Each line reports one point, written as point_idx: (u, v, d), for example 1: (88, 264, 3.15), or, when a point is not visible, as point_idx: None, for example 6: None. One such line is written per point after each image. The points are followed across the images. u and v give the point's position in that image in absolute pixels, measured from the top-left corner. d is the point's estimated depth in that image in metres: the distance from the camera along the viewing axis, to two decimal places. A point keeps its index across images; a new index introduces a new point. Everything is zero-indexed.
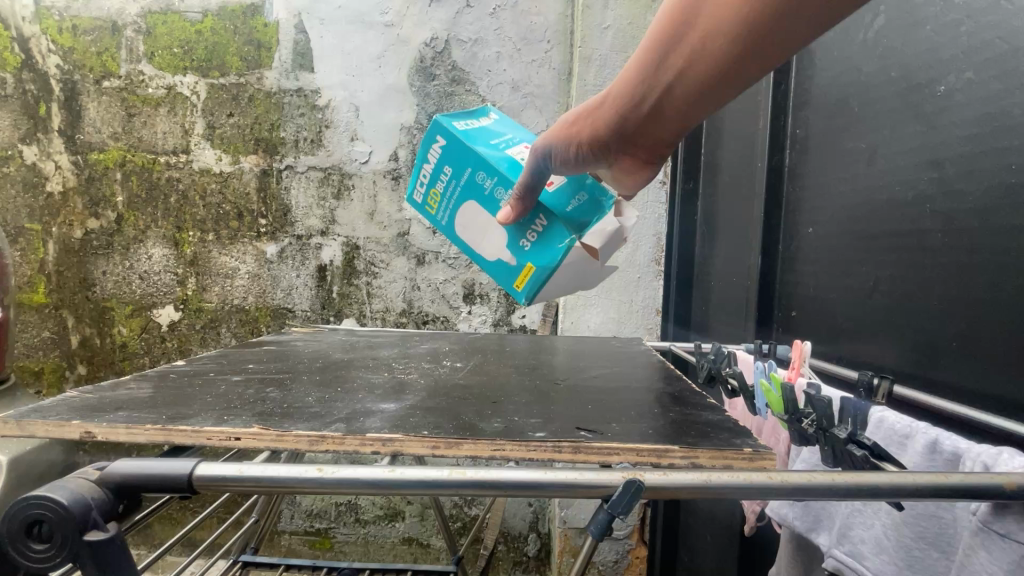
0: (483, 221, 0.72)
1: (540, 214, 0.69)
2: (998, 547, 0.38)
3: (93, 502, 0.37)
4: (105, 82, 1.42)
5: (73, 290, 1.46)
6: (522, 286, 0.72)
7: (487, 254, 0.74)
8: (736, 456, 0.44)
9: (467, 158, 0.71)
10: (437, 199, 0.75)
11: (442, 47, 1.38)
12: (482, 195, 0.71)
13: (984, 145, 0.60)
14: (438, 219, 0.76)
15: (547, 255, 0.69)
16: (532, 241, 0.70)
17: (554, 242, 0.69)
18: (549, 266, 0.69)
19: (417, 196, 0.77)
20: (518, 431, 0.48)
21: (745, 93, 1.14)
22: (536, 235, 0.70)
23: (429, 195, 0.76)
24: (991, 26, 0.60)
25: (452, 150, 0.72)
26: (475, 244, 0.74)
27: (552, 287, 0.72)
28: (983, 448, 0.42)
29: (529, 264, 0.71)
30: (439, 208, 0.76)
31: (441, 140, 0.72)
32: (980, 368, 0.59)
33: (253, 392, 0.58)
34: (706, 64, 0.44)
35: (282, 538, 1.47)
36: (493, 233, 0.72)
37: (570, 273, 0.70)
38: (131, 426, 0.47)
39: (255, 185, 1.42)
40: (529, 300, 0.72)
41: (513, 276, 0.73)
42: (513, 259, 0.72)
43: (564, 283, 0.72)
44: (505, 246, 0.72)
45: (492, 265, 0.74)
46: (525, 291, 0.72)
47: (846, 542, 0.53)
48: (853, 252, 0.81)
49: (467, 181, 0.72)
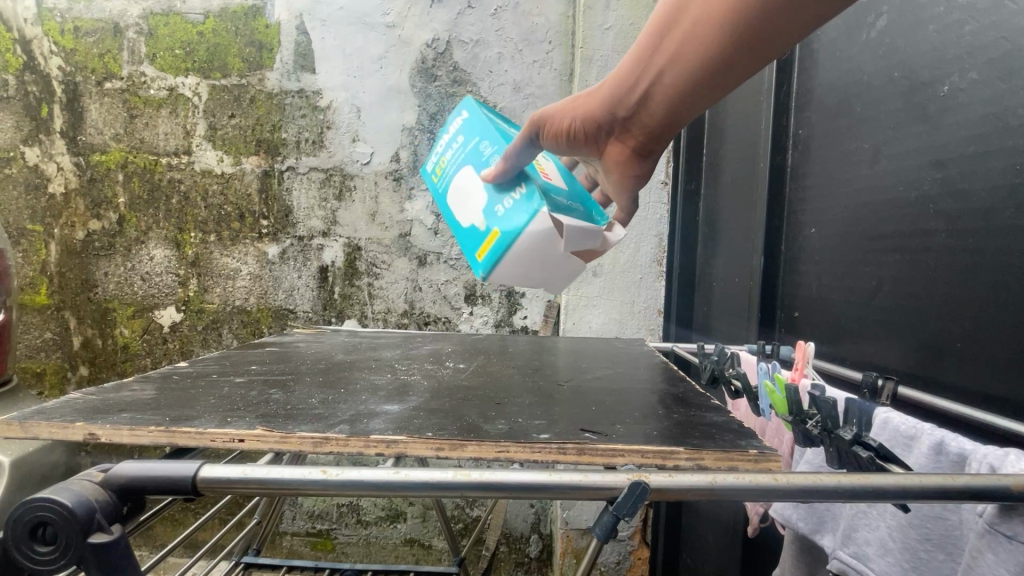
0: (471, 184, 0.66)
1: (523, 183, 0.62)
2: (1005, 549, 0.38)
3: (97, 505, 0.37)
4: (107, 84, 1.42)
5: (76, 291, 1.46)
6: (482, 256, 0.62)
7: (465, 220, 0.66)
8: (742, 458, 0.44)
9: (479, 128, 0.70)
10: (442, 166, 0.73)
11: (444, 48, 1.38)
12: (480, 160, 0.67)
13: (988, 145, 0.60)
14: (438, 187, 0.73)
15: (513, 223, 0.59)
16: (506, 206, 0.61)
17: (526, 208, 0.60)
18: (514, 233, 0.59)
19: (428, 164, 0.76)
20: (522, 433, 0.48)
21: (747, 93, 1.14)
22: (511, 203, 0.61)
23: (437, 163, 0.74)
24: (995, 26, 0.60)
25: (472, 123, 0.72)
26: (458, 209, 0.68)
27: (514, 267, 0.61)
28: (990, 450, 0.42)
29: (494, 231, 0.61)
30: (442, 174, 0.73)
31: (465, 114, 0.73)
32: (984, 368, 0.59)
33: (256, 393, 0.58)
34: (699, 47, 0.45)
35: (284, 539, 1.46)
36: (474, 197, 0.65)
37: (536, 252, 0.60)
38: (135, 428, 0.47)
39: (256, 186, 1.42)
40: (486, 274, 0.62)
41: (477, 245, 0.64)
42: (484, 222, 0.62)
43: (526, 268, 0.61)
44: (480, 210, 0.64)
45: (466, 232, 0.66)
46: (485, 262, 0.62)
47: (851, 544, 0.53)
48: (856, 252, 0.81)
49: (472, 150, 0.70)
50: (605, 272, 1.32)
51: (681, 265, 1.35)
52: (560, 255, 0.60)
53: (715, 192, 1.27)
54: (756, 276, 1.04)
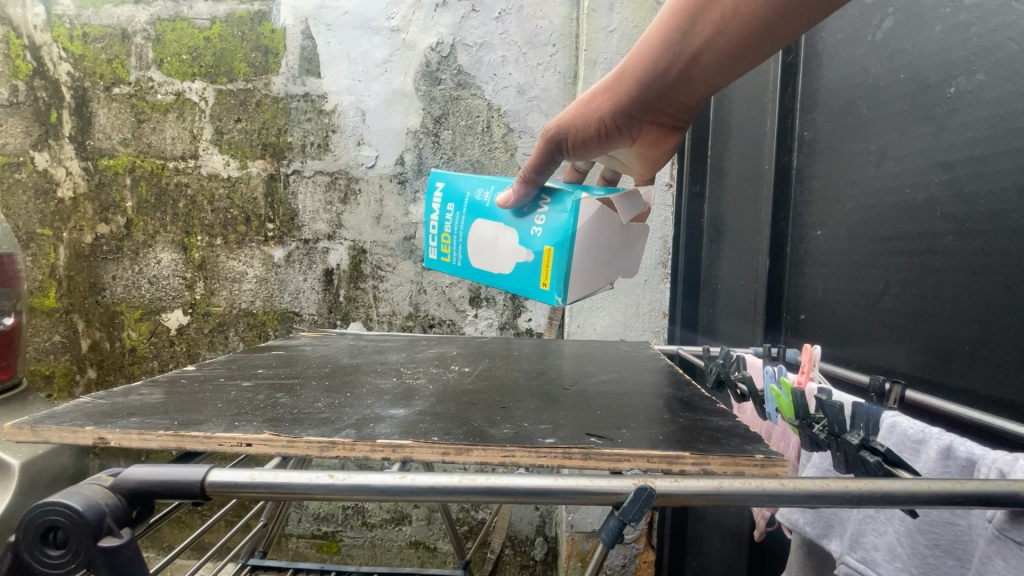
0: (493, 230, 0.78)
1: (543, 195, 0.76)
2: (1014, 555, 0.38)
3: (107, 509, 0.37)
4: (115, 89, 1.44)
5: (84, 294, 1.47)
6: (550, 282, 0.74)
7: (506, 266, 0.78)
8: (748, 463, 0.44)
9: (463, 188, 0.80)
10: (448, 242, 0.82)
11: (448, 52, 1.38)
12: (485, 210, 0.79)
13: (996, 147, 0.60)
14: (456, 262, 0.82)
15: (557, 237, 0.73)
16: (541, 227, 0.75)
17: (560, 220, 0.73)
18: (565, 245, 0.73)
19: (432, 251, 0.84)
20: (527, 437, 0.48)
21: (751, 95, 1.14)
22: (543, 221, 0.75)
23: (442, 243, 0.83)
24: (1003, 27, 0.60)
25: (451, 192, 0.81)
26: (497, 263, 0.78)
27: (578, 271, 0.74)
28: (999, 455, 0.42)
29: (547, 253, 0.74)
30: (453, 251, 0.82)
31: (440, 184, 0.82)
32: (993, 372, 0.59)
33: (263, 397, 0.59)
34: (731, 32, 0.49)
35: (290, 541, 1.47)
36: (505, 240, 0.77)
37: (590, 246, 0.74)
38: (144, 432, 0.47)
39: (262, 190, 1.43)
40: (562, 294, 0.73)
41: (538, 275, 0.76)
42: (530, 254, 0.76)
43: (596, 258, 0.75)
44: (518, 244, 0.76)
45: (515, 275, 0.77)
46: (555, 286, 0.74)
47: (858, 548, 0.53)
48: (863, 255, 0.80)
49: (469, 208, 0.80)
50: None
51: (686, 268, 1.35)
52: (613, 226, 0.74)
53: (720, 195, 1.27)
54: (762, 278, 1.04)
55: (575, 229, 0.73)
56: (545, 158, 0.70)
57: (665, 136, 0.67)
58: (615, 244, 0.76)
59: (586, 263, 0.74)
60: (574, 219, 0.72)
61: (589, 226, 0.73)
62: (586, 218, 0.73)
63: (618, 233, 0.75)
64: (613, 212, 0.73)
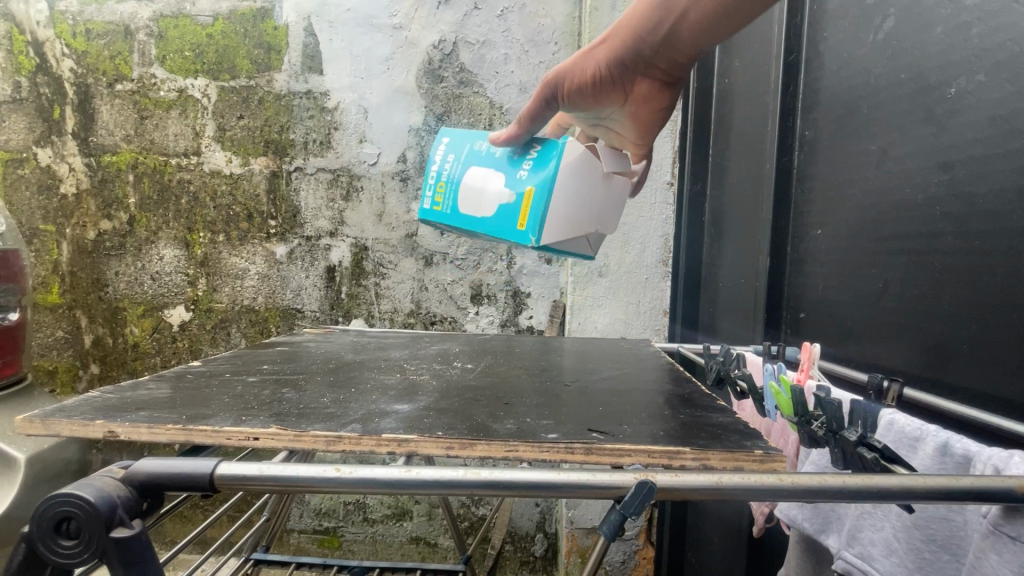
0: (484, 175, 0.73)
1: (536, 142, 0.72)
2: (1009, 550, 0.39)
3: (119, 501, 0.38)
4: (118, 86, 1.44)
5: (87, 290, 1.48)
6: (526, 223, 0.68)
7: (487, 210, 0.71)
8: (747, 458, 0.44)
9: (468, 139, 0.78)
10: (445, 189, 0.76)
11: (450, 50, 1.38)
12: (483, 157, 0.75)
13: (995, 148, 0.60)
14: (447, 211, 0.75)
15: (541, 176, 0.68)
16: (528, 168, 0.69)
17: (548, 159, 0.69)
18: (549, 184, 0.67)
19: (426, 201, 0.77)
20: (531, 433, 0.48)
21: (752, 94, 1.14)
22: (532, 163, 0.70)
23: (435, 192, 0.76)
24: (1003, 28, 0.60)
25: (456, 143, 0.78)
26: (479, 207, 0.72)
27: (558, 214, 0.68)
28: (995, 452, 0.42)
29: (529, 193, 0.68)
30: (444, 198, 0.75)
31: (445, 139, 0.79)
32: (991, 370, 0.59)
33: (269, 393, 0.59)
34: None
35: (291, 536, 1.48)
36: (493, 183, 0.71)
37: (572, 188, 0.68)
38: (153, 425, 0.48)
39: (265, 186, 1.44)
40: (538, 235, 0.67)
41: (515, 216, 0.69)
42: (512, 195, 0.69)
43: (574, 203, 0.68)
44: (502, 187, 0.70)
45: (494, 219, 0.70)
46: (532, 227, 0.67)
47: (856, 544, 0.53)
48: (863, 254, 0.81)
49: (467, 157, 0.76)
50: (611, 272, 1.33)
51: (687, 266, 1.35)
52: (594, 175, 0.69)
53: (721, 193, 1.27)
54: (762, 277, 1.04)
55: (560, 167, 0.67)
56: (540, 105, 0.70)
57: (659, 95, 0.69)
58: (599, 192, 0.70)
59: (563, 206, 0.67)
60: (562, 157, 0.68)
61: (571, 167, 0.67)
62: (570, 159, 0.68)
63: (600, 182, 0.70)
64: (595, 156, 0.69)
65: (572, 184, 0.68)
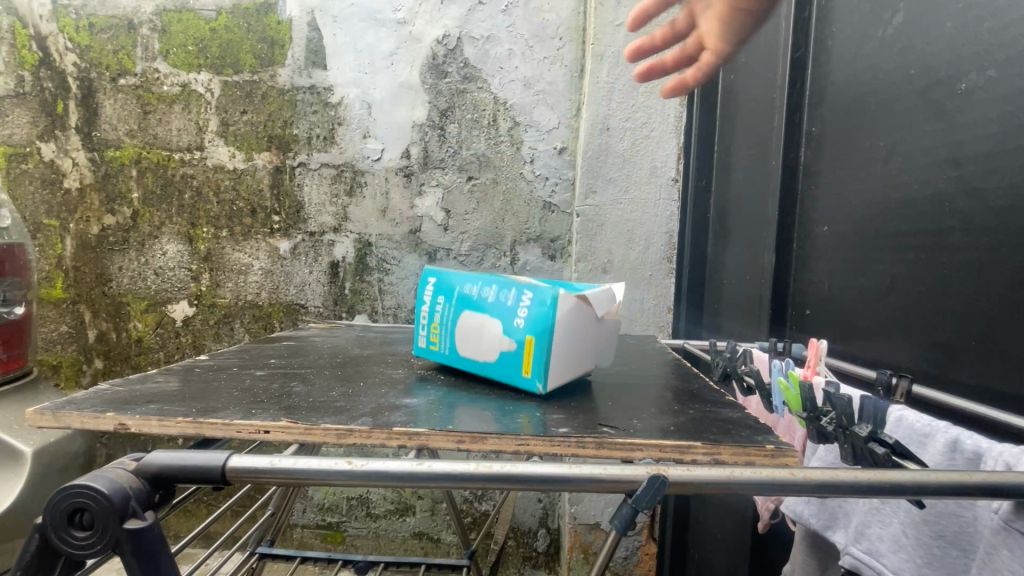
0: (478, 323, 0.63)
1: (527, 287, 0.59)
2: (1019, 545, 0.39)
3: (132, 492, 0.38)
4: (121, 80, 1.44)
5: (91, 285, 1.48)
6: (531, 369, 0.59)
7: (487, 357, 0.62)
8: (759, 453, 0.44)
9: (456, 278, 0.66)
10: (439, 330, 0.67)
11: (454, 45, 1.38)
12: (474, 303, 0.63)
13: (1005, 144, 0.60)
14: (444, 351, 0.67)
15: (537, 330, 0.57)
16: (524, 316, 0.58)
17: (543, 309, 0.57)
18: (547, 335, 0.56)
19: (421, 339, 0.69)
20: (541, 427, 0.49)
21: (759, 90, 1.13)
22: (526, 311, 0.58)
23: (430, 332, 0.68)
24: (1015, 23, 0.60)
25: (444, 283, 0.67)
26: (478, 354, 0.63)
27: (562, 358, 0.59)
28: (1006, 448, 0.42)
29: (529, 339, 0.58)
30: (442, 339, 0.67)
31: (432, 278, 0.68)
32: (1000, 367, 0.59)
33: (278, 386, 0.59)
34: None
35: (295, 531, 1.48)
36: (489, 330, 0.61)
37: (570, 335, 0.59)
38: (163, 418, 0.48)
39: (268, 182, 1.44)
40: (545, 382, 0.58)
41: (515, 363, 0.60)
42: (511, 348, 0.60)
43: (570, 353, 0.60)
44: (498, 336, 0.60)
45: (498, 366, 0.61)
46: (537, 372, 0.58)
47: (863, 540, 0.53)
48: (870, 251, 0.81)
49: (458, 302, 0.65)
50: (615, 268, 1.33)
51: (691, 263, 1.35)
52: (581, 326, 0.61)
53: (726, 189, 1.27)
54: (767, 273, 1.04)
55: (558, 319, 0.57)
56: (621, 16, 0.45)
57: None
58: (590, 331, 0.63)
59: (563, 349, 0.59)
60: (557, 310, 0.56)
61: (563, 329, 0.58)
62: (566, 309, 0.57)
63: (591, 323, 0.63)
64: (585, 305, 0.60)
65: (567, 338, 0.59)
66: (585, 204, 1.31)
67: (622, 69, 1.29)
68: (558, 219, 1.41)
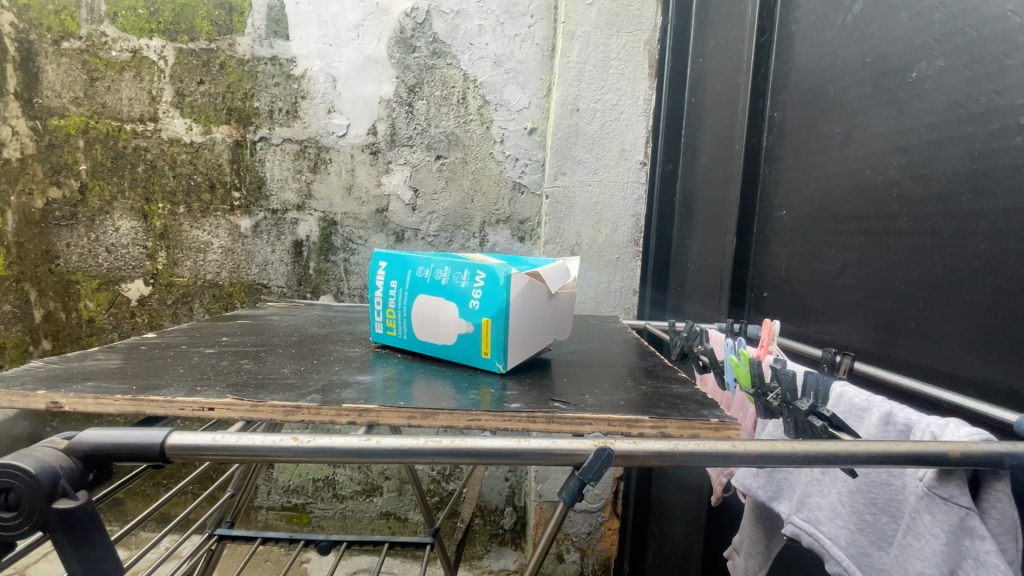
0: (434, 306, 0.62)
1: (479, 267, 0.58)
2: (940, 510, 0.41)
3: (62, 471, 0.37)
4: (65, 43, 1.34)
5: (35, 262, 1.40)
6: (490, 350, 0.59)
7: (447, 341, 0.62)
8: (703, 426, 0.46)
9: (406, 262, 0.64)
10: (395, 316, 0.66)
11: (423, 18, 1.34)
12: (428, 286, 0.62)
13: (951, 132, 0.62)
14: (402, 337, 0.66)
15: (494, 312, 0.57)
16: (479, 296, 0.58)
17: (497, 290, 0.57)
18: (503, 315, 0.57)
19: (377, 325, 0.68)
20: (494, 403, 0.49)
21: (724, 73, 1.14)
22: (481, 291, 0.58)
23: (386, 318, 0.67)
24: (964, 14, 0.61)
25: (395, 266, 0.65)
26: (437, 338, 0.63)
27: (521, 336, 0.60)
28: (933, 419, 0.45)
29: (486, 321, 0.58)
30: (398, 324, 0.66)
31: (383, 263, 0.66)
32: (935, 347, 0.63)
33: (227, 364, 0.58)
34: None
35: (259, 513, 1.47)
36: (445, 312, 0.61)
37: (525, 316, 0.59)
38: (101, 396, 0.46)
39: (227, 156, 1.38)
40: (505, 361, 0.58)
41: (474, 344, 0.60)
42: (469, 331, 0.60)
43: (531, 333, 0.62)
44: (455, 320, 0.60)
45: (456, 349, 0.61)
46: (496, 354, 0.59)
47: (804, 509, 0.56)
48: (823, 234, 0.83)
49: (411, 285, 0.64)
50: (583, 251, 1.34)
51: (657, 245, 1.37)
52: (541, 305, 0.62)
53: (692, 173, 1.28)
54: (727, 256, 1.07)
55: (512, 298, 0.57)
56: None
57: None
58: (546, 311, 0.64)
59: (522, 328, 0.59)
60: (510, 290, 0.56)
61: (522, 307, 0.58)
62: (519, 289, 0.58)
63: (546, 302, 0.64)
64: (538, 283, 0.61)
65: (525, 317, 0.60)
66: (554, 186, 1.31)
67: (593, 51, 1.28)
68: (528, 201, 1.41)
